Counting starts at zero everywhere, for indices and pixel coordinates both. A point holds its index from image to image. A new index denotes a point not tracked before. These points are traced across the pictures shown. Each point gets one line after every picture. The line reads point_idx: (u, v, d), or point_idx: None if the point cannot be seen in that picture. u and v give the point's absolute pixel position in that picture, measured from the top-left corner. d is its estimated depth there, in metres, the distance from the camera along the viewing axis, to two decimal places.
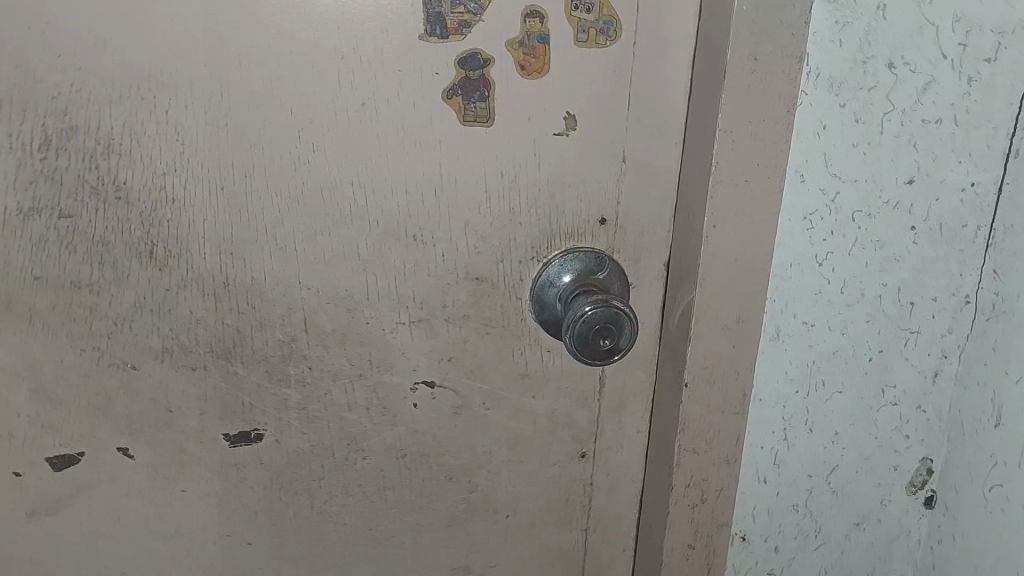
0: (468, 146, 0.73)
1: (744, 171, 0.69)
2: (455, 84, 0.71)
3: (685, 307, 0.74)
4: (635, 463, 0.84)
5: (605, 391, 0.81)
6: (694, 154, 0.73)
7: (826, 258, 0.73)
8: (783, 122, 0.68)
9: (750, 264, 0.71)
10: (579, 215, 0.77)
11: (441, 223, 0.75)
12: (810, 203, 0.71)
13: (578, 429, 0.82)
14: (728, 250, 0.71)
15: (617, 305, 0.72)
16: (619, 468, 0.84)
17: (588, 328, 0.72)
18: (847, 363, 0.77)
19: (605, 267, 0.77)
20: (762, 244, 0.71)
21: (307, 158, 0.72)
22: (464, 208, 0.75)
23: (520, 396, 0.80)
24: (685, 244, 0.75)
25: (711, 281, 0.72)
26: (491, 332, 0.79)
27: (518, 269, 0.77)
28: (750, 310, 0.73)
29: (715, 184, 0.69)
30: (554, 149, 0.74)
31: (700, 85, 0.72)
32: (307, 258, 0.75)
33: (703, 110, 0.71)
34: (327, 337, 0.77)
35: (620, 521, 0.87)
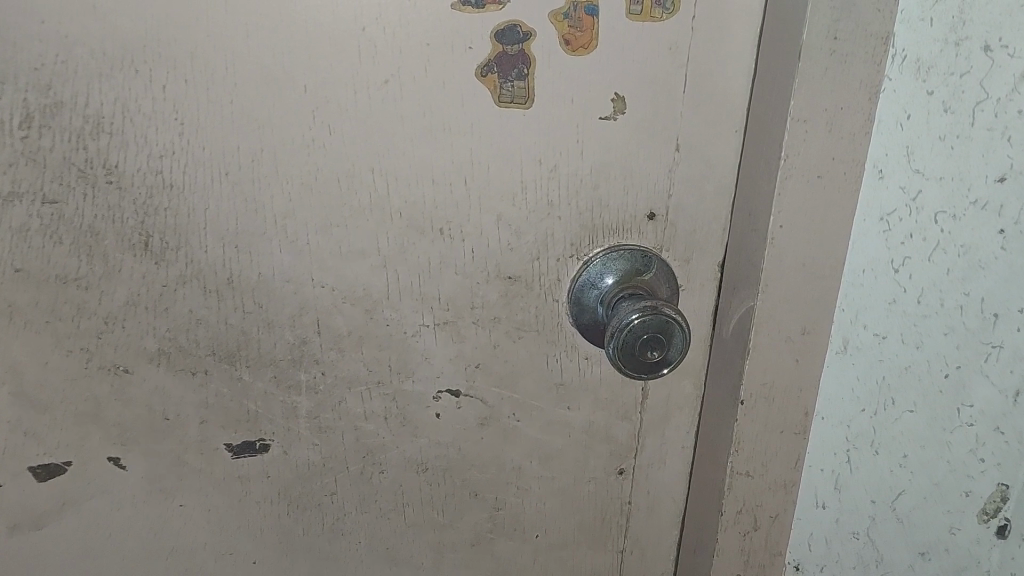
0: (503, 131, 0.65)
1: (816, 165, 0.60)
2: (490, 60, 0.63)
3: (744, 315, 0.66)
4: (679, 483, 0.76)
5: (648, 404, 0.73)
6: (759, 144, 0.64)
7: (903, 264, 0.65)
8: (865, 111, 0.59)
9: (819, 269, 0.63)
10: (626, 210, 0.68)
11: (471, 216, 0.67)
12: (888, 202, 0.63)
13: (617, 445, 0.74)
14: (796, 254, 0.63)
15: (668, 314, 0.64)
16: (661, 486, 0.76)
17: (634, 339, 0.64)
18: (920, 380, 0.68)
19: (651, 267, 0.69)
20: (834, 247, 0.63)
21: (323, 141, 0.64)
22: (497, 200, 0.67)
23: (554, 407, 0.72)
24: (744, 245, 0.66)
25: (773, 288, 0.63)
26: (523, 337, 0.71)
27: (555, 267, 0.69)
28: (817, 320, 0.65)
29: (783, 179, 0.61)
30: (599, 135, 0.66)
31: (767, 65, 0.63)
32: (321, 252, 0.67)
33: (772, 93, 0.62)
34: (342, 340, 0.69)
35: (660, 543, 0.79)
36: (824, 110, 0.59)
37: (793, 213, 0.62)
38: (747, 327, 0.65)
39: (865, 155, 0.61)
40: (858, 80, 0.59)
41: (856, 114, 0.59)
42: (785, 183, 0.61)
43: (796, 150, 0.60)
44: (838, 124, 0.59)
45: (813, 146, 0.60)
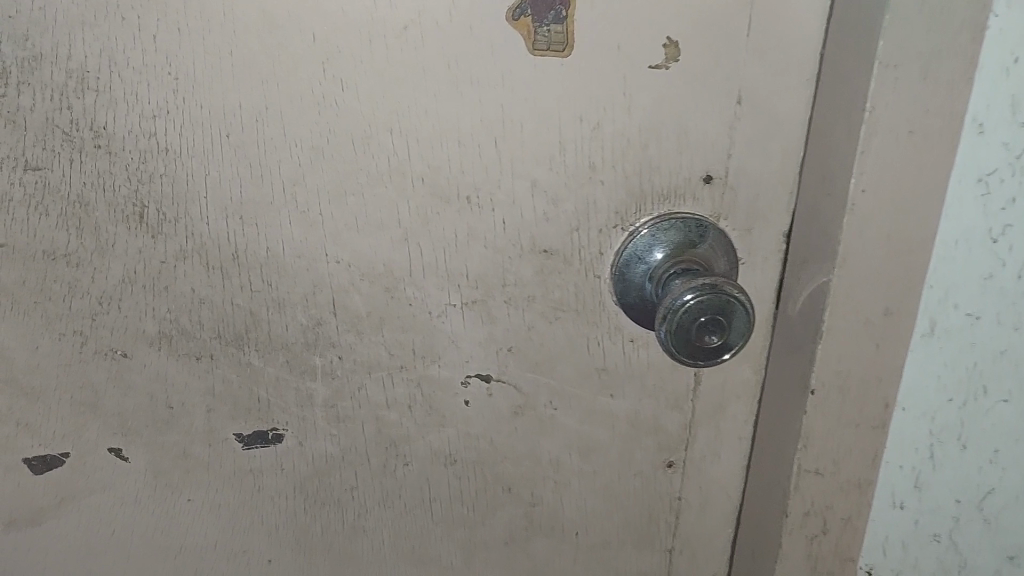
0: (539, 84, 0.57)
1: (905, 119, 0.52)
2: (523, 1, 0.54)
3: (816, 294, 0.58)
4: (733, 477, 0.69)
5: (702, 391, 0.65)
6: (833, 96, 0.56)
7: (1003, 233, 0.56)
8: (964, 54, 0.51)
9: (904, 241, 0.55)
10: (679, 173, 0.60)
11: (503, 182, 0.60)
12: (989, 162, 0.54)
13: (666, 435, 0.67)
14: (877, 224, 0.55)
15: (728, 293, 0.56)
16: (715, 481, 0.69)
17: (689, 321, 0.56)
18: (1018, 366, 0.60)
19: (707, 238, 0.61)
20: (923, 215, 0.55)
21: (335, 98, 0.57)
22: (532, 164, 0.59)
23: (596, 395, 0.65)
24: (815, 213, 0.58)
25: (851, 262, 0.55)
26: (561, 317, 0.63)
27: (598, 239, 0.61)
28: (902, 299, 0.56)
29: (866, 136, 0.53)
30: (649, 87, 0.58)
31: (846, 3, 0.54)
32: (336, 224, 0.60)
33: (850, 37, 0.54)
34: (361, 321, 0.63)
35: (713, 542, 0.72)
36: (918, 55, 0.51)
37: (880, 176, 0.53)
38: (818, 307, 0.57)
39: (963, 106, 0.52)
40: (959, 19, 0.50)
41: (955, 59, 0.51)
42: (871, 140, 0.53)
43: (881, 102, 0.52)
44: (934, 72, 0.51)
45: (904, 97, 0.52)
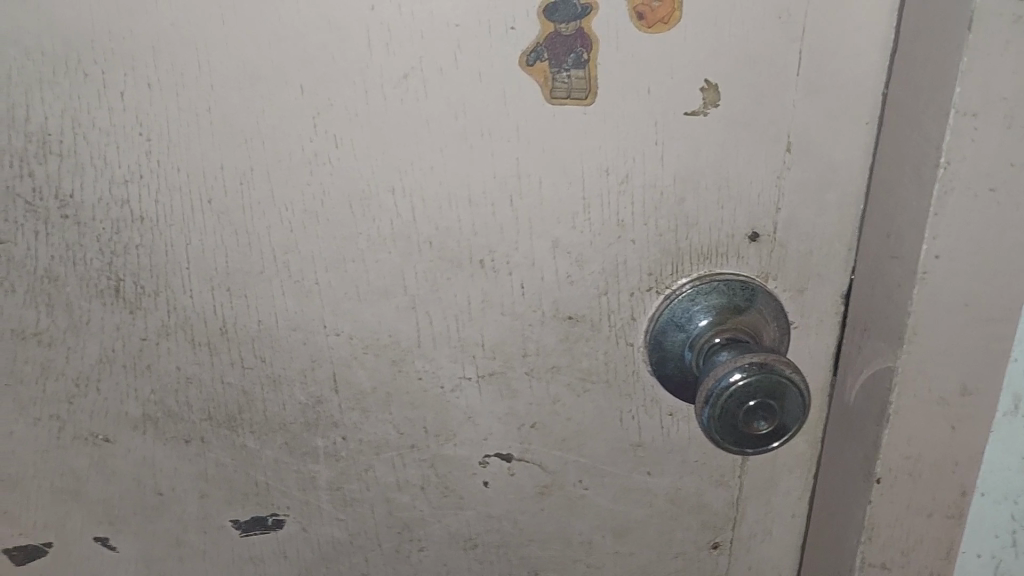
0: (559, 134, 0.50)
1: (987, 175, 0.44)
2: (539, 43, 0.48)
3: (880, 369, 0.50)
4: (784, 556, 0.62)
5: (750, 466, 0.58)
6: (899, 142, 0.48)
7: None
8: None
9: (985, 312, 0.47)
10: (722, 229, 0.53)
11: (521, 242, 0.53)
12: None
13: (711, 514, 0.60)
14: (955, 290, 0.47)
15: (782, 373, 0.49)
16: (766, 560, 0.62)
17: (737, 406, 0.49)
18: None
19: (756, 301, 0.54)
20: (1007, 284, 0.46)
21: (329, 156, 0.50)
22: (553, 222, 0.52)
23: (630, 473, 0.58)
24: (878, 274, 0.50)
25: (922, 334, 0.48)
26: (591, 388, 0.56)
27: (630, 303, 0.54)
28: (982, 375, 0.49)
29: (940, 195, 0.44)
30: (686, 135, 0.50)
31: (913, 34, 0.46)
32: (334, 293, 0.54)
33: (920, 74, 0.46)
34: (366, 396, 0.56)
35: None
36: (1001, 101, 0.42)
37: (954, 238, 0.45)
38: (884, 385, 0.50)
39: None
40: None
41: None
42: (945, 198, 0.44)
43: (958, 155, 0.43)
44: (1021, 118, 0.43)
45: (986, 147, 0.43)
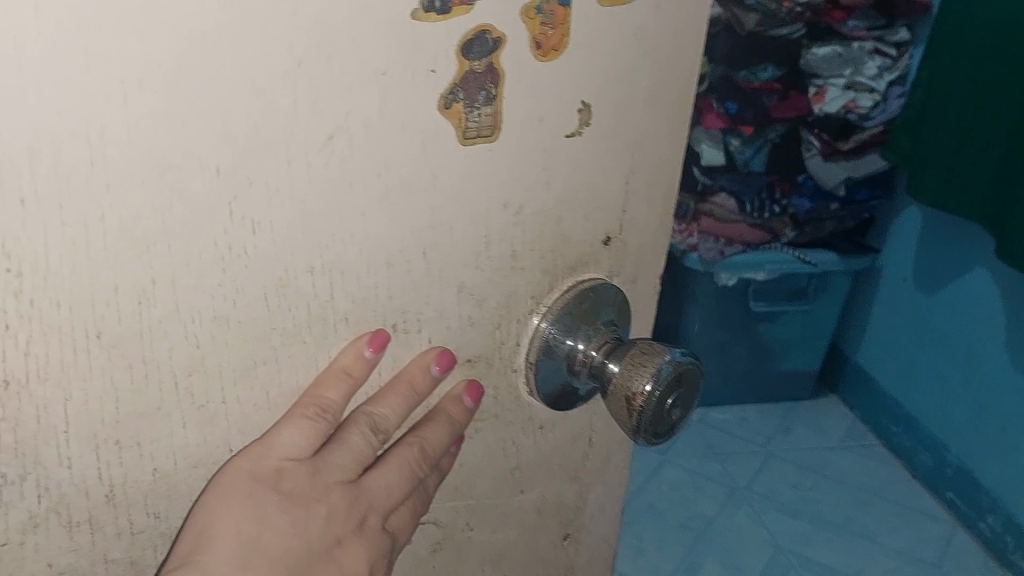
0: (466, 175, 0.47)
1: None
2: (456, 85, 0.44)
3: None
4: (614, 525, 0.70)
5: (593, 450, 0.64)
6: None
7: None
8: None
9: None
10: (585, 238, 0.55)
11: (317, 379, 0.47)
12: None
13: (564, 512, 0.65)
14: None
15: (680, 369, 0.53)
16: (599, 536, 0.69)
17: (656, 413, 0.53)
18: None
19: (610, 297, 0.58)
20: None
21: (244, 246, 0.40)
22: (355, 362, 0.47)
23: (507, 498, 0.61)
24: None
25: None
26: (482, 427, 0.57)
27: (515, 330, 0.55)
28: None
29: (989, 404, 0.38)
30: (567, 159, 0.51)
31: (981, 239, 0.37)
32: (243, 408, 0.45)
33: None
34: (243, 567, 0.47)
35: None
36: None
37: None
38: None
39: None
40: None
41: None
42: None
43: None
44: None
45: None
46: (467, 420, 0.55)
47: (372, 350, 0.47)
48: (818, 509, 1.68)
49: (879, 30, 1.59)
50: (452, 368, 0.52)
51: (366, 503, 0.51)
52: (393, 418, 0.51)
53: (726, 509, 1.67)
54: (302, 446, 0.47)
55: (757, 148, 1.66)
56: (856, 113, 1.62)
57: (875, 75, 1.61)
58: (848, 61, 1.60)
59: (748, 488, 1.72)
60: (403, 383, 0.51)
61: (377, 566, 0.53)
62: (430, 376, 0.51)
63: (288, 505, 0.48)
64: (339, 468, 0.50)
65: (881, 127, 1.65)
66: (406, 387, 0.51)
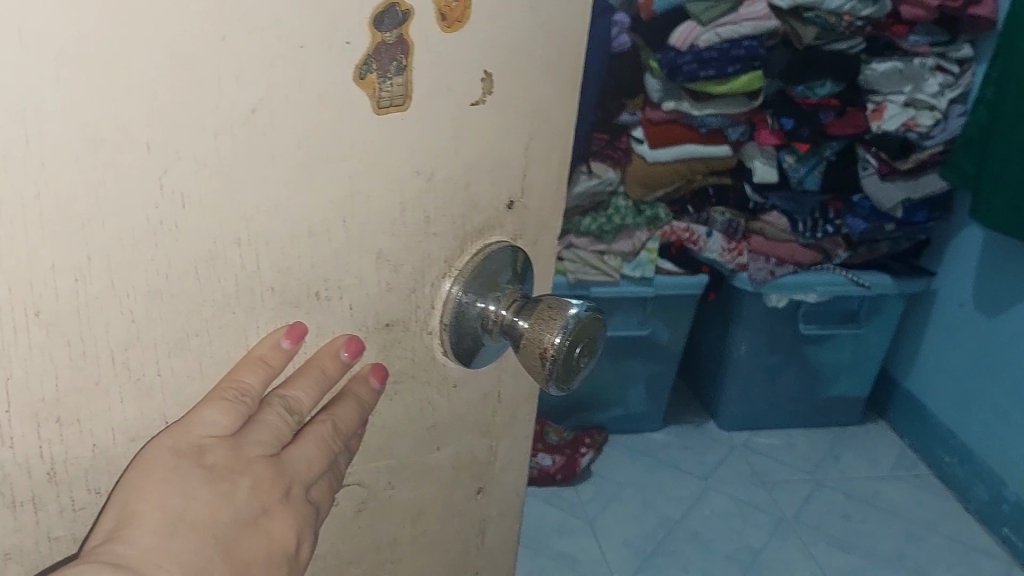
0: (381, 145, 0.49)
1: None
2: (369, 56, 0.45)
3: None
4: (521, 475, 0.73)
5: (503, 406, 0.67)
6: None
7: None
8: None
9: None
10: (491, 203, 0.58)
11: (235, 365, 0.48)
12: None
13: (477, 466, 0.68)
14: None
15: (585, 319, 0.57)
16: (509, 487, 0.72)
17: (566, 362, 0.56)
18: None
19: (514, 258, 0.61)
20: None
21: (176, 220, 0.41)
22: (272, 352, 0.49)
23: (425, 455, 0.63)
24: None
25: None
26: (401, 389, 0.59)
27: (430, 293, 0.57)
28: None
29: None
30: (473, 126, 0.53)
31: None
32: (176, 380, 0.46)
33: None
34: (170, 536, 0.45)
35: (502, 548, 0.76)
36: None
37: None
38: None
39: None
40: None
41: None
42: None
43: None
44: None
45: None
46: (374, 401, 0.57)
47: (289, 342, 0.50)
48: (859, 539, 1.85)
49: (941, 44, 1.76)
50: (361, 353, 0.54)
51: (288, 476, 0.51)
52: (307, 401, 0.52)
53: (781, 536, 1.85)
54: (221, 426, 0.48)
55: (811, 165, 1.87)
56: (915, 130, 1.78)
57: (935, 91, 1.77)
58: (909, 76, 1.76)
59: (795, 521, 1.90)
60: (314, 368, 0.52)
61: (304, 536, 0.52)
62: (339, 362, 0.53)
63: (209, 480, 0.47)
64: (258, 444, 0.50)
65: (938, 148, 1.82)
66: (318, 371, 0.52)
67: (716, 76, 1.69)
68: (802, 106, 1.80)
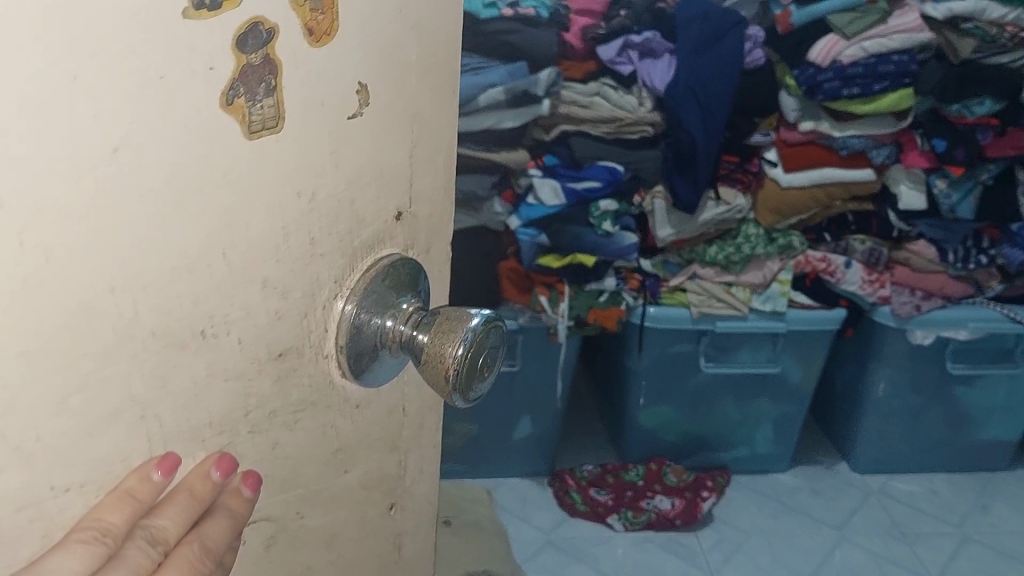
0: (256, 169, 0.47)
1: None
2: (234, 80, 0.43)
3: None
4: (433, 483, 0.73)
5: (408, 419, 0.66)
6: None
7: None
8: None
9: None
10: (378, 216, 0.56)
11: (102, 502, 0.46)
12: None
13: (387, 481, 0.67)
14: None
15: (482, 326, 0.56)
16: (422, 498, 0.72)
17: (469, 370, 0.55)
18: None
19: (409, 272, 0.60)
20: None
21: (37, 275, 0.38)
22: (140, 484, 0.47)
23: (333, 478, 0.61)
24: None
25: None
26: (302, 417, 0.57)
27: (323, 317, 0.55)
28: None
29: None
30: (352, 141, 0.51)
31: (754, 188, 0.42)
32: (60, 442, 0.42)
33: None
34: None
35: (422, 559, 0.76)
36: None
37: None
38: None
39: None
40: None
41: None
42: None
43: None
44: None
45: None
46: (247, 509, 0.55)
47: (160, 472, 0.48)
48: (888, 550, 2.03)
49: None
50: (233, 470, 0.52)
51: None
52: (175, 529, 0.50)
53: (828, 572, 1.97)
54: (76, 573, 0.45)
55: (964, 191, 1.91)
56: None
57: None
58: None
59: (849, 542, 2.05)
60: (183, 493, 0.50)
61: None
62: (212, 481, 0.51)
63: None
64: None
65: None
66: (187, 495, 0.50)
67: (864, 95, 1.74)
68: (959, 126, 1.82)
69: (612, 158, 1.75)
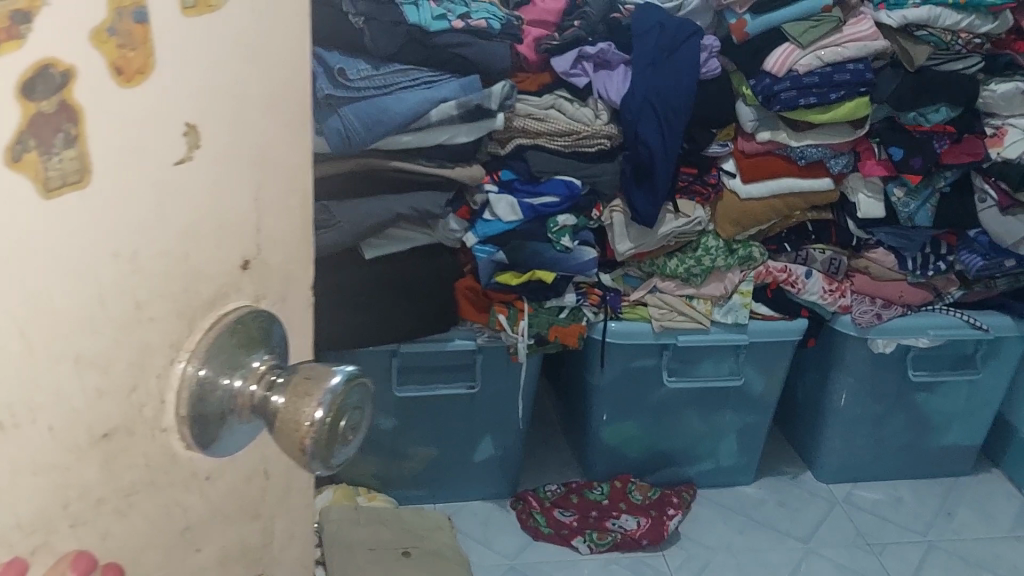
0: (60, 230, 0.38)
1: None
2: (22, 130, 0.35)
3: None
4: (306, 548, 0.65)
5: (270, 485, 0.59)
6: None
7: None
8: None
9: None
10: (220, 266, 0.49)
11: None
12: None
13: (249, 554, 0.59)
14: None
15: (343, 385, 0.50)
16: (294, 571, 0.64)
17: (330, 435, 0.50)
18: None
19: (264, 325, 0.53)
20: None
21: None
22: None
23: (183, 563, 0.53)
24: None
25: None
26: (137, 499, 0.48)
27: (157, 387, 0.46)
28: None
29: None
30: (180, 189, 0.44)
31: None
32: None
33: None
34: None
35: None
36: None
37: None
38: None
39: None
40: None
41: None
42: None
43: None
44: None
45: None
46: None
47: None
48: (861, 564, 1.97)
49: None
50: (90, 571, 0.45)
51: None
52: None
53: None
54: None
55: (926, 199, 1.82)
56: None
57: None
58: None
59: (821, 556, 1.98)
60: None
61: None
62: None
63: None
64: None
65: None
66: None
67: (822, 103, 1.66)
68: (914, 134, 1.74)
69: (568, 172, 1.65)
